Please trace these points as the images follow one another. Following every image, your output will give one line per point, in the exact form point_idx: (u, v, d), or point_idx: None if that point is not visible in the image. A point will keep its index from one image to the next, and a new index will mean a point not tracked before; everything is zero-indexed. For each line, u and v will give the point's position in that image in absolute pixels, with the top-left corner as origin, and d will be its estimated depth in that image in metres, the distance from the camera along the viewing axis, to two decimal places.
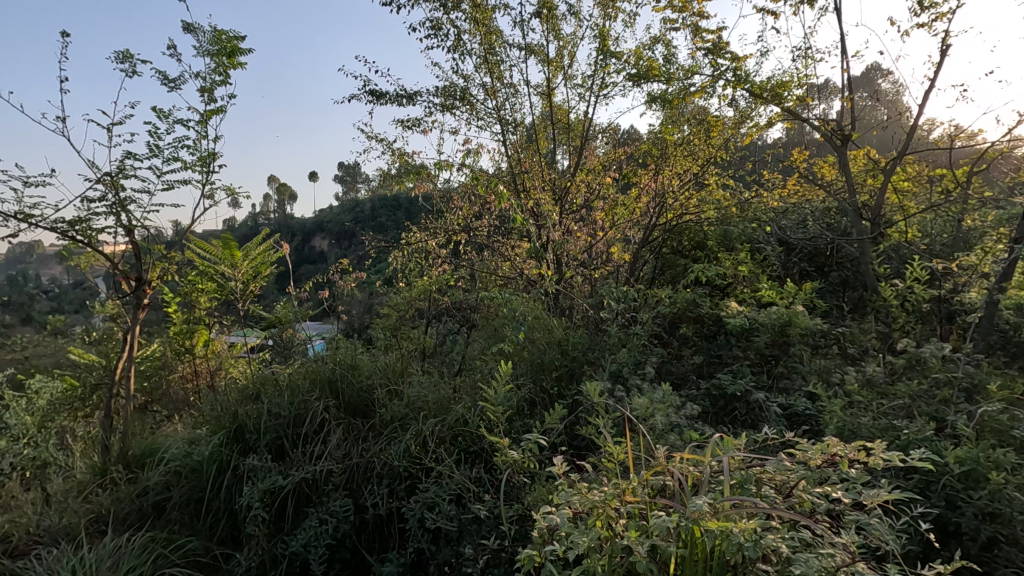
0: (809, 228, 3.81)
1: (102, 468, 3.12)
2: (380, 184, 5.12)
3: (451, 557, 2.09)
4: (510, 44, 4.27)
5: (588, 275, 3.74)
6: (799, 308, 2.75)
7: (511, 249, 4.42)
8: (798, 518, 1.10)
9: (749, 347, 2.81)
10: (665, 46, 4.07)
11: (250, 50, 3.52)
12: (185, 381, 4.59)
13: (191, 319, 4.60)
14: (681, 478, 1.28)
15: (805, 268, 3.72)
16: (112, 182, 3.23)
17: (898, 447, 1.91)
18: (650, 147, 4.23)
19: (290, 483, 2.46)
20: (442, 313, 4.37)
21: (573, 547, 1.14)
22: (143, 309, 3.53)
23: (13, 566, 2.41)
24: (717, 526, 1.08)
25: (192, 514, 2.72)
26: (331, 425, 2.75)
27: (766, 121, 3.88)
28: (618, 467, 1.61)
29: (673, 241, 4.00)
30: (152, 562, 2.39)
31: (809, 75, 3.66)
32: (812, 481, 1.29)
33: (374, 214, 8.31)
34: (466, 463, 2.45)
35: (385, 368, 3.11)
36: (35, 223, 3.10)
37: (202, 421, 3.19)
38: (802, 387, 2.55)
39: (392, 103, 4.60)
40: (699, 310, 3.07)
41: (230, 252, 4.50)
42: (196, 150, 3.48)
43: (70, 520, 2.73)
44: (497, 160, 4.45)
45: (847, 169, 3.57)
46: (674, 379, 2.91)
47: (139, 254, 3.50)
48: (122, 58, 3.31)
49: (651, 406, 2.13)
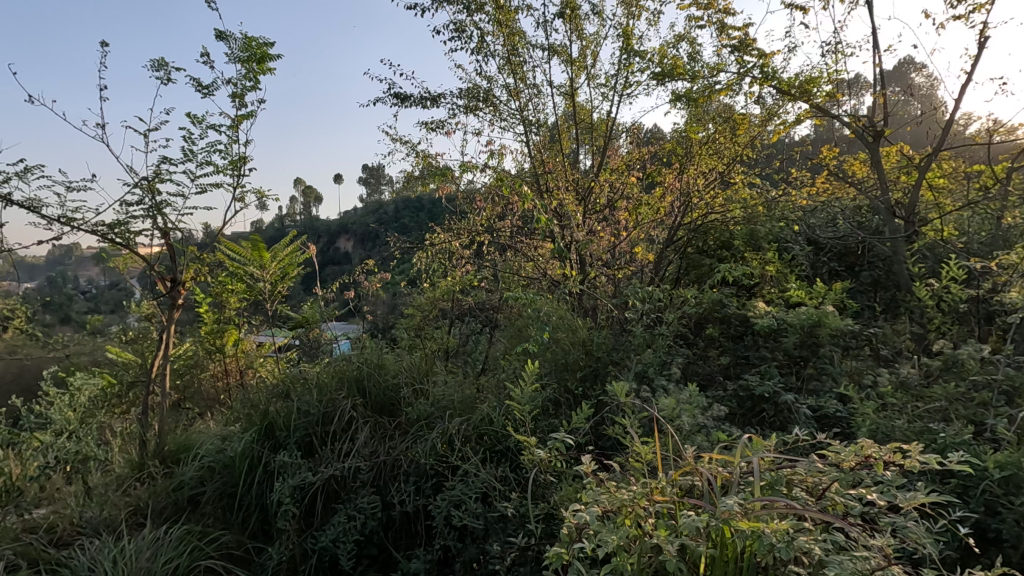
0: (839, 227, 3.75)
1: (139, 463, 3.23)
2: (404, 186, 5.18)
3: (477, 555, 2.11)
4: (534, 45, 4.27)
5: (612, 275, 3.71)
6: (830, 309, 2.70)
7: (534, 249, 4.36)
8: (831, 520, 1.08)
9: (778, 347, 2.78)
10: (689, 44, 4.03)
11: (279, 56, 3.59)
12: (216, 380, 4.75)
13: (221, 319, 4.71)
14: (710, 478, 1.28)
15: (835, 268, 3.63)
16: (150, 186, 3.33)
17: (935, 450, 1.87)
18: (674, 146, 4.21)
19: (319, 480, 2.52)
20: (466, 313, 4.46)
21: (603, 544, 1.14)
22: (177, 309, 3.63)
23: (57, 556, 2.50)
24: (749, 526, 1.07)
25: (225, 509, 2.80)
26: (359, 424, 2.80)
27: (794, 118, 3.82)
28: (646, 468, 1.61)
29: (698, 240, 3.91)
30: (188, 554, 2.46)
31: (839, 71, 3.59)
32: (845, 483, 1.28)
33: (397, 216, 8.44)
34: (492, 461, 2.47)
35: (411, 368, 3.15)
36: (77, 226, 3.23)
37: (234, 419, 3.28)
38: (833, 389, 2.51)
39: (417, 106, 4.66)
40: (726, 310, 3.04)
41: (259, 253, 4.57)
42: (228, 154, 3.56)
43: (110, 513, 2.82)
44: (521, 160, 4.47)
45: (879, 166, 3.49)
46: (701, 379, 2.88)
47: (174, 256, 3.60)
48: (158, 67, 3.41)
49: (678, 406, 2.12)
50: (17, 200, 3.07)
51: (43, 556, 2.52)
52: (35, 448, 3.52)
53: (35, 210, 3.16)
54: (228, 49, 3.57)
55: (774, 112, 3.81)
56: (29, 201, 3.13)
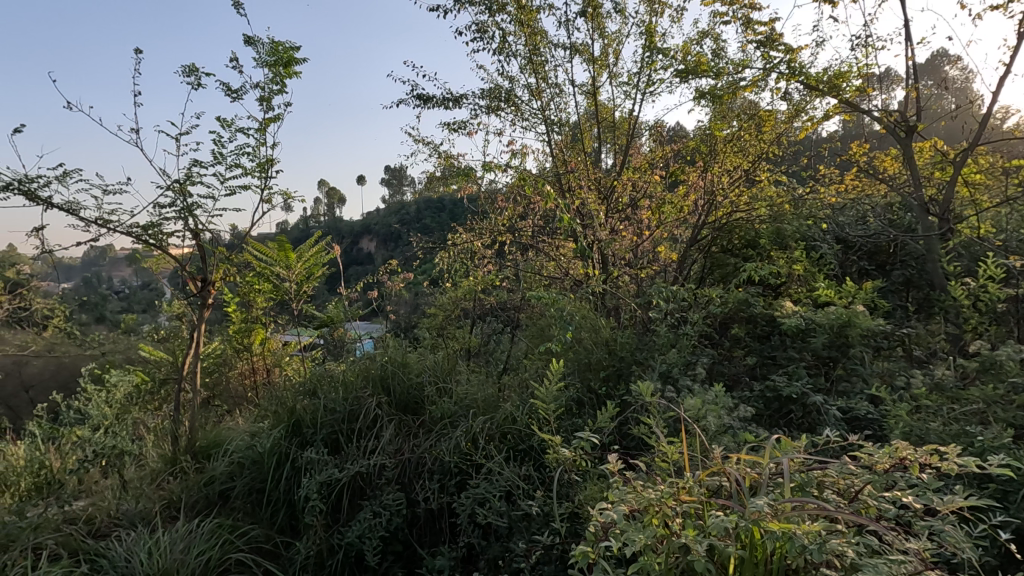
0: (869, 225, 3.68)
1: (172, 458, 3.32)
2: (426, 187, 5.22)
3: (501, 553, 2.12)
4: (555, 45, 4.27)
5: (635, 275, 3.67)
6: (860, 308, 2.64)
7: (556, 249, 4.33)
8: (866, 523, 1.06)
9: (806, 348, 2.72)
10: (714, 40, 3.98)
11: (304, 59, 3.66)
12: (243, 377, 4.86)
13: (248, 318, 4.74)
14: (739, 478, 1.26)
15: (865, 267, 3.56)
16: (181, 188, 3.42)
17: (972, 453, 1.81)
18: (698, 145, 4.17)
19: (346, 476, 2.56)
20: (487, 313, 4.46)
21: (630, 543, 1.14)
22: (207, 308, 3.71)
23: (95, 547, 2.58)
24: (780, 527, 1.06)
25: (254, 504, 2.87)
26: (384, 421, 2.83)
27: (822, 114, 3.74)
28: (672, 467, 1.60)
29: (723, 239, 3.86)
30: (219, 547, 2.52)
31: (869, 65, 3.50)
32: (878, 486, 1.26)
33: (418, 216, 8.50)
34: (515, 460, 2.48)
35: (434, 368, 3.17)
36: (113, 228, 3.33)
37: (262, 415, 3.34)
38: (864, 391, 2.46)
39: (439, 107, 4.69)
40: (752, 310, 3.00)
41: (285, 254, 4.72)
42: (256, 156, 3.64)
43: (145, 506, 2.90)
44: (543, 160, 4.47)
45: (912, 162, 3.40)
46: (726, 380, 2.83)
47: (204, 256, 3.68)
48: (189, 72, 3.50)
49: (704, 406, 2.09)
50: (56, 202, 3.18)
51: (82, 546, 2.61)
52: (73, 442, 3.64)
53: (73, 213, 3.27)
54: (256, 53, 3.64)
55: (801, 107, 3.73)
56: (68, 204, 3.24)
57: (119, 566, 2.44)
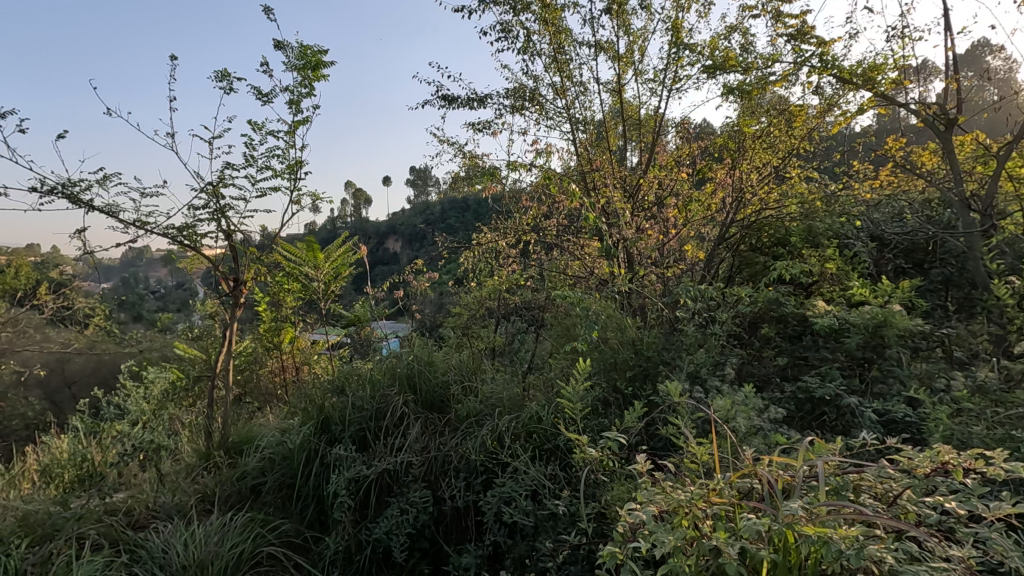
0: (906, 221, 3.56)
1: (206, 453, 3.41)
2: (450, 187, 5.25)
3: (527, 552, 2.12)
4: (580, 43, 4.25)
5: (662, 274, 3.63)
6: (896, 308, 2.57)
7: (580, 248, 4.36)
8: (907, 529, 1.02)
9: (839, 348, 2.65)
10: (742, 35, 3.90)
11: (332, 62, 3.71)
12: (273, 375, 4.98)
13: (278, 317, 4.91)
14: (772, 480, 1.24)
15: (901, 265, 3.45)
16: (214, 190, 3.51)
17: (1019, 459, 1.74)
18: (726, 141, 4.10)
19: (373, 473, 2.59)
20: (511, 313, 4.46)
21: (659, 545, 1.12)
22: (239, 307, 3.80)
23: (134, 538, 2.67)
24: (815, 531, 1.03)
25: (284, 499, 2.93)
26: (411, 419, 2.86)
27: (856, 108, 3.65)
28: (701, 469, 1.58)
29: (751, 237, 3.81)
30: (252, 540, 2.59)
31: (906, 56, 3.39)
32: (919, 491, 1.21)
33: (443, 216, 8.56)
34: (541, 459, 2.48)
35: (459, 366, 3.19)
36: (150, 229, 3.44)
37: (293, 412, 3.41)
38: (901, 392, 2.38)
39: (464, 107, 4.71)
40: (783, 309, 2.94)
41: (313, 254, 4.77)
42: (286, 159, 3.71)
43: (181, 499, 2.99)
44: (568, 159, 4.44)
45: (953, 156, 3.28)
46: (756, 381, 2.78)
47: (236, 256, 3.77)
48: (221, 78, 3.59)
49: (733, 407, 2.05)
50: (98, 205, 3.30)
51: (122, 537, 2.70)
52: (113, 437, 3.77)
53: (113, 215, 3.38)
54: (286, 58, 3.72)
55: (834, 102, 3.64)
56: (109, 206, 3.36)
57: (157, 557, 2.52)
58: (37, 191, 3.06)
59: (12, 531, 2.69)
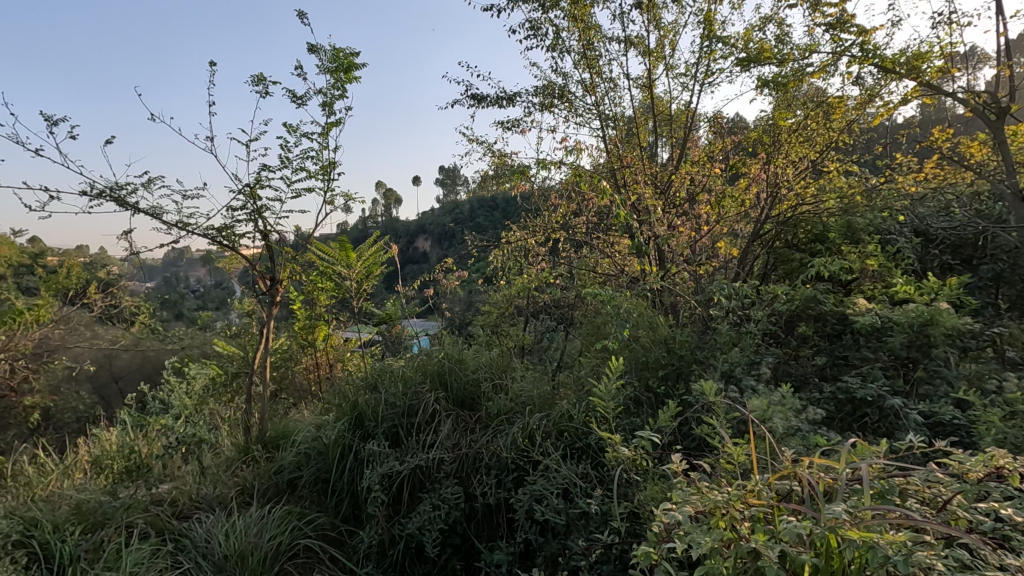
0: (954, 215, 3.39)
1: (245, 447, 3.52)
2: (479, 185, 5.27)
3: (560, 550, 2.13)
4: (609, 38, 4.20)
5: (694, 271, 3.58)
6: (943, 306, 2.46)
7: (611, 245, 4.33)
8: (959, 534, 0.98)
9: (881, 348, 2.56)
10: (777, 26, 3.80)
11: (364, 64, 3.77)
12: (308, 371, 5.14)
13: (312, 315, 5.04)
14: (813, 482, 1.20)
15: (948, 262, 3.29)
16: (251, 192, 3.61)
17: None
18: (761, 135, 4.00)
19: (406, 469, 2.62)
20: (541, 311, 4.46)
21: (695, 545, 1.10)
22: (276, 305, 3.90)
23: (179, 527, 2.77)
24: (859, 535, 1.01)
25: (320, 493, 2.99)
26: (442, 416, 2.88)
27: (899, 99, 3.54)
28: (737, 470, 1.56)
29: (788, 234, 3.75)
30: (289, 532, 2.66)
31: (954, 43, 3.25)
32: (970, 497, 1.17)
33: (472, 215, 8.61)
34: (572, 458, 2.46)
35: (490, 364, 3.20)
36: (191, 231, 3.55)
37: (328, 408, 3.49)
38: (948, 394, 2.29)
39: (493, 106, 4.72)
40: (822, 307, 2.85)
41: (346, 254, 4.76)
42: (319, 160, 3.78)
43: (222, 491, 3.09)
44: (597, 156, 4.39)
45: (1005, 146, 3.15)
46: (793, 381, 2.72)
47: (273, 256, 3.86)
48: (257, 82, 3.68)
49: (770, 407, 1.99)
50: (143, 207, 3.43)
51: (167, 527, 2.80)
52: (158, 430, 3.92)
53: (157, 217, 3.52)
54: (319, 61, 3.79)
55: (875, 92, 3.53)
56: (152, 209, 3.49)
57: (201, 546, 2.61)
58: (87, 195, 3.21)
59: (66, 518, 2.82)
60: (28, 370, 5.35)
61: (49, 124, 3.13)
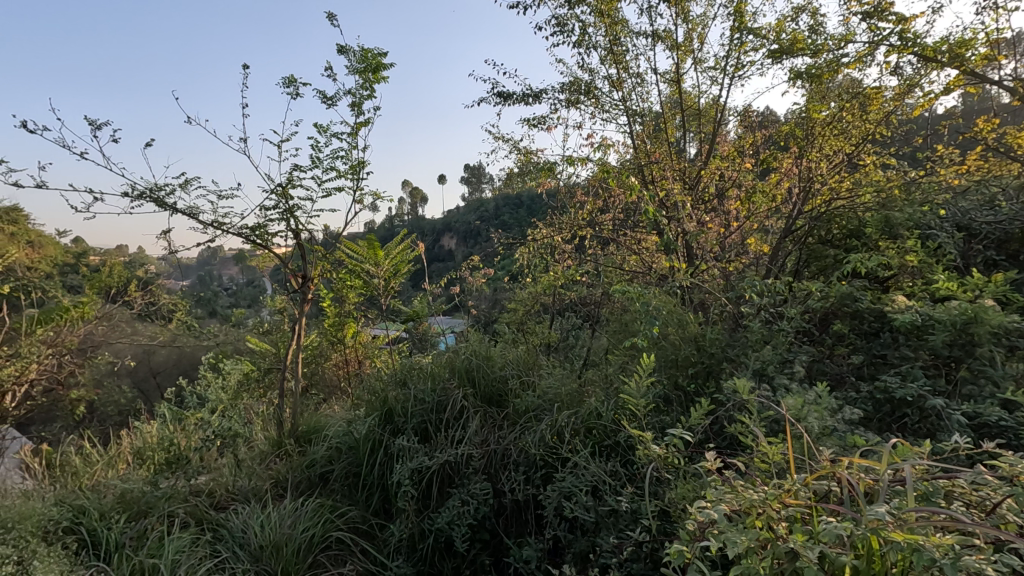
0: (1000, 208, 3.22)
1: (278, 441, 3.60)
2: (505, 183, 5.28)
3: (589, 547, 2.12)
4: (636, 33, 4.15)
5: (724, 268, 3.54)
6: (988, 303, 2.35)
7: (638, 241, 4.23)
8: (1010, 538, 0.94)
9: (921, 346, 2.48)
10: (811, 16, 3.70)
11: (391, 64, 3.82)
12: (337, 367, 5.28)
13: (342, 312, 5.13)
14: (852, 481, 1.18)
15: (992, 257, 3.13)
16: (283, 192, 3.69)
17: None
18: (793, 129, 3.95)
19: (435, 465, 2.64)
20: (566, 309, 4.53)
21: (732, 545, 1.08)
22: (307, 303, 3.97)
23: (216, 517, 2.85)
24: (904, 537, 0.98)
25: (351, 487, 3.05)
26: (470, 413, 2.90)
27: (939, 89, 3.43)
28: (772, 469, 1.53)
29: (820, 230, 3.59)
30: (322, 525, 2.72)
31: (999, 28, 3.12)
32: (1021, 500, 1.12)
33: (498, 212, 8.66)
34: (602, 455, 2.44)
35: (516, 360, 3.20)
36: (226, 230, 3.66)
37: (357, 404, 3.54)
38: (994, 395, 2.20)
39: (519, 103, 4.72)
40: (858, 305, 2.76)
41: (374, 252, 4.88)
42: (349, 159, 3.85)
43: (257, 484, 3.17)
44: (624, 152, 4.35)
45: None
46: (828, 380, 2.66)
47: (304, 255, 3.94)
48: (288, 84, 3.76)
49: (806, 406, 1.94)
50: (180, 208, 3.54)
51: (206, 517, 2.89)
52: (195, 423, 4.03)
53: (194, 217, 3.63)
54: (348, 61, 3.85)
55: (915, 82, 3.45)
56: (189, 209, 3.60)
57: (238, 536, 2.69)
58: (129, 196, 3.33)
59: (112, 507, 2.93)
60: (74, 365, 5.57)
61: (93, 127, 3.26)
